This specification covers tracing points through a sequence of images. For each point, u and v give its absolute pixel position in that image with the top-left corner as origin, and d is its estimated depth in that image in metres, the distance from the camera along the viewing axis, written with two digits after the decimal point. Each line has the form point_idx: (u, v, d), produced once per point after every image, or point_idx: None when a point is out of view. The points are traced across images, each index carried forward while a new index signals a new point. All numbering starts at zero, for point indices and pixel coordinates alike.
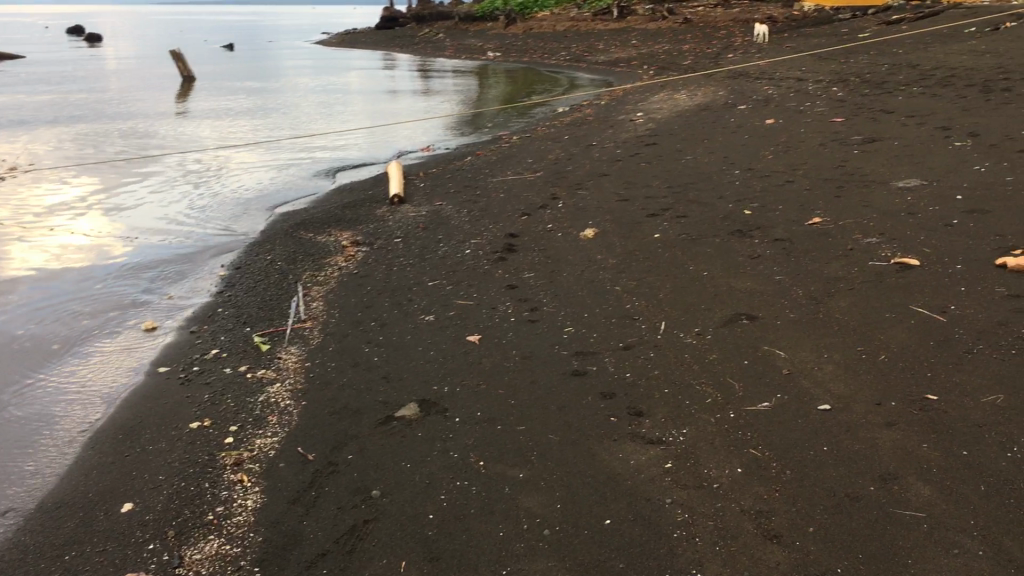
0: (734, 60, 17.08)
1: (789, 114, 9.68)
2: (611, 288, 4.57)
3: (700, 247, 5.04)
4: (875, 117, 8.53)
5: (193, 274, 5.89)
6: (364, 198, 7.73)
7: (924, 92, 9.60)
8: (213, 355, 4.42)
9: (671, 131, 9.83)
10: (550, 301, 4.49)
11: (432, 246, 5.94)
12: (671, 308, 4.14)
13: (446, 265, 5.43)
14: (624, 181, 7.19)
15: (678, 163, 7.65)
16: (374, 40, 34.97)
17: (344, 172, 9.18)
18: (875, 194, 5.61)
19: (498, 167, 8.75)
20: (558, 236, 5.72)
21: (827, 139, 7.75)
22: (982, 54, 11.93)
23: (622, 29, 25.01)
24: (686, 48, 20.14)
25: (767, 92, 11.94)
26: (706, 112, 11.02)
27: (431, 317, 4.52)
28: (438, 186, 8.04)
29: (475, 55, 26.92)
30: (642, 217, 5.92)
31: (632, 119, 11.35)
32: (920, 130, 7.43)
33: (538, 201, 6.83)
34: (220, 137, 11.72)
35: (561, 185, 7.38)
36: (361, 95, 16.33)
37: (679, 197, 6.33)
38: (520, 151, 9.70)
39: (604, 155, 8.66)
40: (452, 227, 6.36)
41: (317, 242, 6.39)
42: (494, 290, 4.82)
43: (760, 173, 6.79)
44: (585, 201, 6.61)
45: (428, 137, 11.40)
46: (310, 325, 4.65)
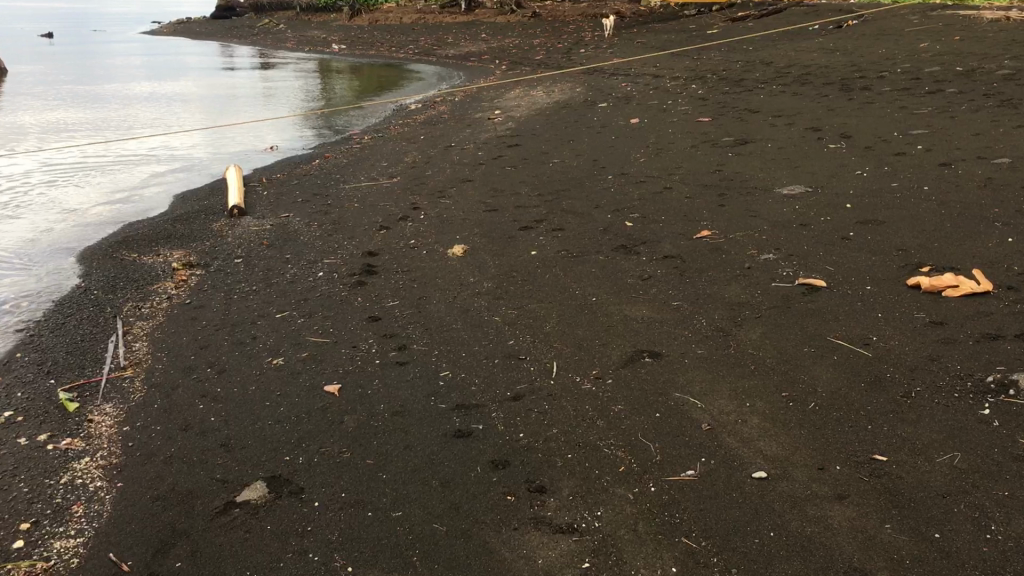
0: (586, 56, 16.87)
1: (652, 113, 9.40)
2: (489, 319, 4.01)
3: (583, 267, 4.56)
4: (740, 118, 8.32)
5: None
6: (200, 210, 6.88)
7: (783, 91, 9.53)
8: (5, 417, 3.53)
9: (533, 130, 9.39)
10: (419, 339, 3.88)
11: (279, 267, 5.22)
12: (561, 344, 3.62)
13: (296, 291, 4.74)
14: (490, 188, 6.65)
15: (546, 167, 7.18)
16: (211, 32, 33.14)
17: (176, 181, 8.24)
18: (760, 202, 5.29)
19: (350, 172, 8.05)
20: (423, 254, 5.12)
21: (697, 140, 7.47)
22: (831, 52, 12.08)
23: (471, 21, 24.54)
24: (538, 42, 19.86)
25: (626, 89, 11.71)
26: (566, 110, 10.64)
27: (280, 360, 3.83)
28: (284, 194, 7.28)
29: (320, 47, 25.84)
30: (514, 230, 5.40)
31: (489, 117, 10.84)
32: (789, 132, 7.24)
33: (397, 212, 6.20)
34: (36, 146, 10.49)
35: (422, 192, 6.78)
36: (199, 97, 15.21)
37: (552, 207, 5.84)
38: (374, 152, 9.03)
39: (465, 157, 8.12)
40: (302, 244, 5.65)
41: (142, 264, 5.54)
42: (354, 323, 4.16)
43: (635, 179, 6.40)
44: (450, 212, 6.04)
45: (274, 140, 10.59)
46: (131, 374, 3.86)
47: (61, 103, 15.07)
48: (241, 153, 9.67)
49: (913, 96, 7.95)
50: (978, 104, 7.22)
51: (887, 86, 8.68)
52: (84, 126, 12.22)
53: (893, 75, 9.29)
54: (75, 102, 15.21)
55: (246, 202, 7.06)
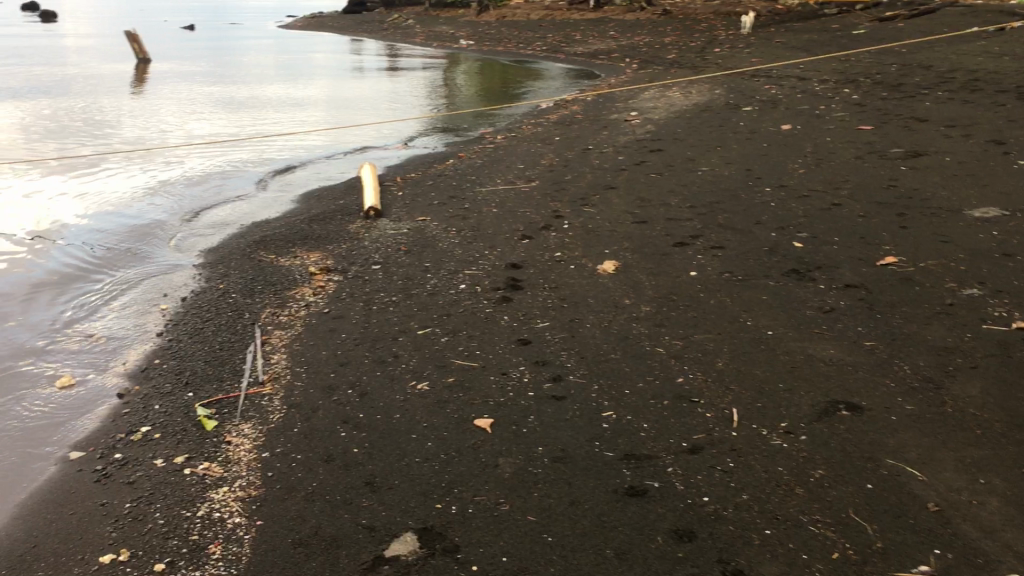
0: (722, 55, 16.23)
1: (804, 119, 8.81)
2: (652, 350, 3.63)
3: (752, 293, 4.13)
4: (906, 127, 7.67)
5: (122, 312, 4.81)
6: (336, 209, 6.73)
7: (950, 99, 8.79)
8: (142, 433, 3.34)
9: (674, 133, 8.94)
10: (576, 369, 3.54)
11: (419, 276, 4.97)
12: (739, 386, 3.22)
13: (438, 304, 4.47)
14: (636, 197, 6.26)
15: (695, 175, 6.74)
16: (341, 25, 33.63)
17: (310, 179, 8.15)
18: (949, 227, 4.74)
19: (485, 173, 7.78)
20: (571, 269, 4.77)
21: (860, 151, 6.90)
22: (998, 57, 11.18)
23: (599, 17, 24.09)
24: (670, 40, 19.27)
25: (770, 92, 11.10)
26: (706, 113, 10.13)
27: (425, 384, 3.55)
28: (420, 195, 7.07)
29: (446, 42, 25.85)
30: (668, 246, 5.00)
31: (626, 119, 10.41)
32: (968, 146, 6.60)
33: (539, 220, 5.88)
34: (175, 134, 10.62)
35: (564, 199, 6.44)
36: (329, 88, 15.25)
37: (707, 221, 5.41)
38: (508, 153, 8.75)
39: (604, 161, 7.75)
40: (441, 252, 5.40)
41: (279, 267, 5.38)
42: (502, 345, 3.86)
43: (797, 192, 5.90)
44: (596, 222, 5.68)
45: (405, 137, 10.46)
46: (270, 391, 3.64)
47: (198, 89, 15.32)
48: (373, 151, 9.55)
49: None
50: None
51: None
52: (219, 113, 12.33)
53: None
54: (210, 89, 15.44)
55: (381, 202, 6.87)
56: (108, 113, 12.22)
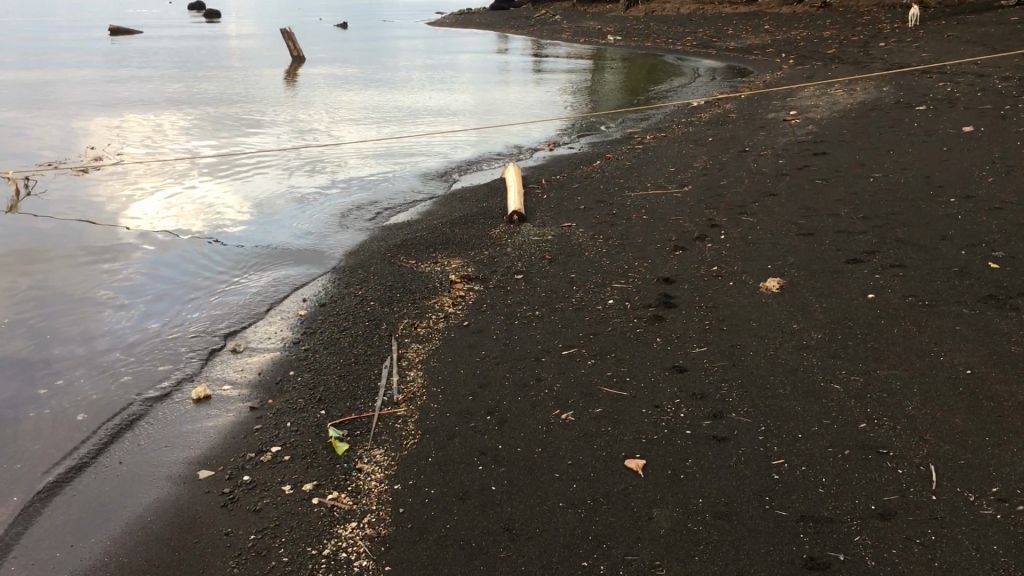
0: (887, 51, 15.24)
1: (987, 120, 8.01)
2: (828, 387, 3.21)
3: (941, 323, 3.64)
4: None
5: (258, 318, 4.74)
6: (479, 212, 6.53)
7: None
8: (272, 454, 3.19)
9: (838, 134, 8.33)
10: (739, 404, 3.16)
11: (564, 288, 4.68)
12: (936, 438, 2.77)
13: (584, 321, 4.17)
14: (800, 205, 5.76)
15: (865, 182, 6.18)
16: (489, 22, 33.75)
17: (453, 181, 7.99)
18: None
19: (634, 176, 7.42)
20: (730, 287, 4.38)
21: None
22: None
23: (753, 11, 23.19)
24: (830, 34, 18.28)
25: (945, 90, 10.25)
26: (874, 112, 9.41)
27: (570, 414, 3.26)
28: (564, 199, 6.79)
29: (593, 38, 25.49)
30: (839, 263, 4.52)
31: (784, 118, 9.81)
32: None
33: (693, 229, 5.49)
34: (323, 135, 10.72)
35: (719, 206, 6.02)
36: (476, 88, 15.18)
37: (883, 236, 4.89)
38: (658, 155, 8.36)
39: (762, 165, 7.26)
40: (588, 262, 5.09)
41: (419, 274, 5.20)
42: (655, 372, 3.52)
43: (987, 203, 5.28)
44: (756, 233, 5.24)
45: (552, 137, 10.20)
46: (405, 414, 3.43)
47: (349, 90, 15.56)
48: (518, 152, 9.34)
49: None
50: None
51: None
52: (368, 114, 12.43)
53: None
54: (360, 89, 15.64)
55: (525, 206, 6.63)
56: (263, 115, 12.51)
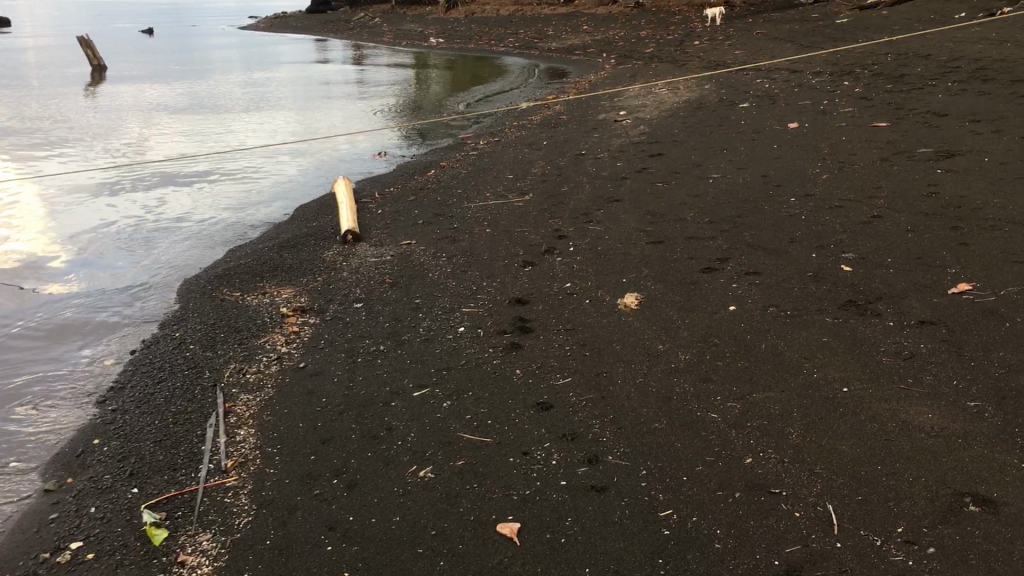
0: (703, 48, 15.64)
1: (809, 115, 8.18)
2: (705, 416, 2.98)
3: (807, 334, 3.49)
4: (926, 123, 7.07)
5: (48, 377, 4.10)
6: (309, 232, 6.05)
7: (964, 91, 8.21)
8: (72, 554, 2.68)
9: (671, 134, 8.32)
10: (614, 444, 2.88)
11: (409, 318, 4.30)
12: (827, 471, 2.57)
13: (435, 354, 3.81)
14: (645, 211, 5.61)
15: (706, 183, 6.12)
16: (306, 26, 32.72)
17: (279, 198, 7.44)
18: (1018, 243, 4.12)
19: (472, 185, 7.12)
20: (586, 306, 4.13)
21: (883, 152, 6.30)
22: (999, 45, 10.66)
23: (571, 11, 23.42)
24: (647, 32, 18.64)
25: (765, 86, 10.51)
26: (701, 110, 9.50)
27: (429, 470, 2.88)
28: (401, 213, 6.40)
29: (414, 40, 25.07)
30: (694, 273, 4.35)
31: (615, 119, 9.75)
32: (1004, 143, 6.01)
33: (539, 242, 5.23)
34: (133, 156, 9.89)
35: (564, 215, 5.79)
36: (299, 97, 14.51)
37: (733, 240, 4.78)
38: (494, 161, 8.09)
39: (601, 168, 7.12)
40: (432, 284, 4.74)
41: (246, 306, 4.69)
42: (518, 412, 3.19)
43: (826, 202, 5.27)
44: (606, 243, 5.04)
45: (382, 145, 9.75)
46: (236, 483, 2.97)
47: (161, 105, 14.56)
48: (347, 164, 8.86)
49: None
50: None
51: None
52: (182, 131, 11.60)
53: None
54: (174, 103, 14.68)
55: (358, 224, 6.20)
56: (65, 139, 11.48)
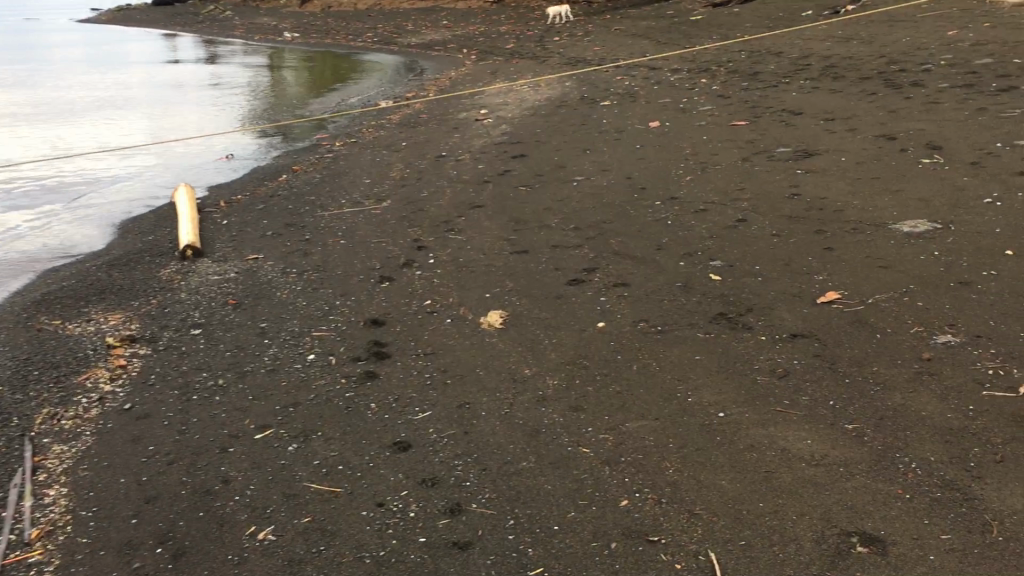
0: (563, 44, 15.59)
1: (669, 114, 8.15)
2: (576, 451, 2.75)
3: (678, 353, 3.31)
4: (782, 121, 7.12)
5: None
6: (146, 248, 5.55)
7: (816, 88, 8.35)
8: None
9: (533, 133, 8.14)
10: (477, 490, 2.62)
11: (253, 345, 3.92)
12: (707, 511, 2.37)
13: (281, 388, 3.45)
14: (508, 218, 5.38)
15: (570, 186, 5.95)
16: (151, 18, 31.11)
17: (114, 208, 6.85)
18: (881, 245, 4.08)
19: (326, 191, 6.72)
20: (447, 326, 3.85)
21: (744, 151, 6.28)
22: (845, 42, 10.98)
23: (430, 5, 23.04)
24: (507, 27, 18.49)
25: (625, 83, 10.48)
26: (563, 108, 9.37)
27: (269, 531, 2.54)
28: (249, 224, 5.96)
29: (267, 31, 24.11)
30: (560, 287, 4.14)
31: (476, 118, 9.50)
32: (858, 141, 6.07)
33: (397, 254, 4.92)
34: None
35: (424, 223, 5.50)
36: (141, 96, 13.63)
37: (598, 249, 4.60)
38: (350, 164, 7.72)
39: (462, 171, 6.86)
40: (280, 305, 4.36)
41: (67, 336, 4.19)
42: (372, 455, 2.88)
43: (691, 205, 5.16)
44: (468, 254, 4.78)
45: (230, 146, 9.18)
46: (41, 559, 2.55)
47: None
48: (191, 168, 8.27)
49: (987, 95, 6.84)
50: None
51: (945, 83, 7.57)
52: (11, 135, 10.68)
53: (942, 70, 8.20)
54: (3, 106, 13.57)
55: (201, 238, 5.73)
56: None
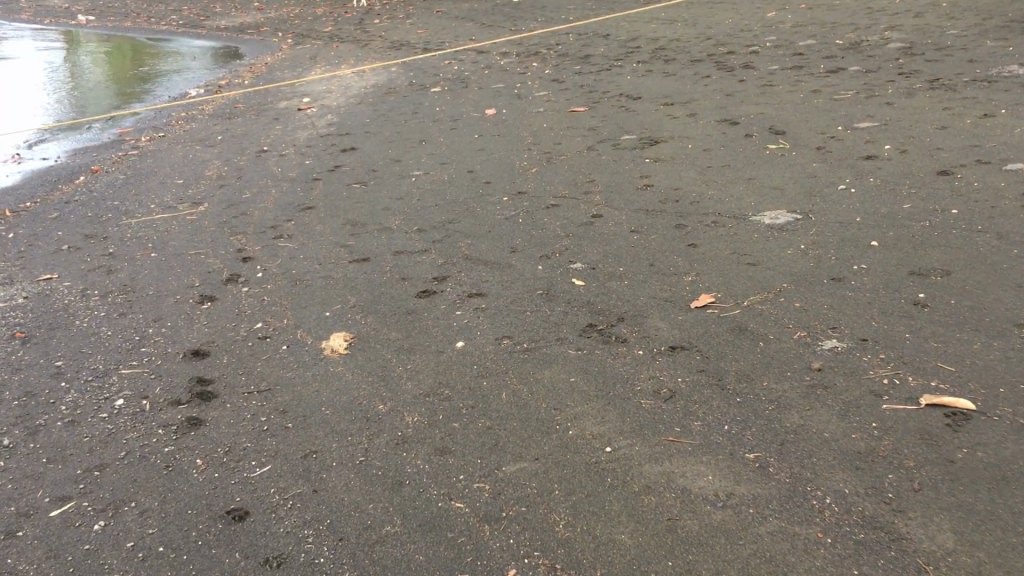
0: (385, 26, 15.00)
1: (504, 100, 7.82)
2: (449, 508, 2.35)
3: (551, 374, 2.97)
4: (622, 107, 6.93)
5: None
6: None
7: (649, 72, 8.24)
8: None
9: (363, 123, 7.63)
10: (334, 568, 2.18)
11: (47, 390, 3.28)
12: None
13: (85, 446, 2.86)
14: (343, 220, 4.89)
15: (409, 182, 5.52)
16: None
17: None
18: (745, 240, 3.89)
19: (132, 194, 5.99)
20: (283, 354, 3.36)
21: (588, 140, 6.04)
22: (670, 23, 11.02)
23: None
24: (324, 9, 17.68)
25: (455, 68, 10.09)
26: (391, 96, 8.88)
27: None
28: (42, 237, 5.19)
29: (55, 7, 22.04)
30: (408, 300, 3.71)
31: (298, 107, 8.85)
32: (701, 127, 5.94)
33: (220, 268, 4.35)
34: None
35: (248, 229, 4.93)
36: None
37: (448, 254, 4.21)
38: (161, 161, 6.96)
39: (287, 167, 6.29)
40: (82, 336, 3.72)
41: None
42: (200, 529, 2.38)
43: (541, 200, 4.85)
44: (302, 265, 4.28)
45: (18, 143, 8.13)
46: None
47: None
48: None
49: (817, 77, 6.89)
50: (905, 86, 6.23)
51: (774, 66, 7.62)
52: None
53: (768, 52, 8.27)
54: None
55: None
56: None
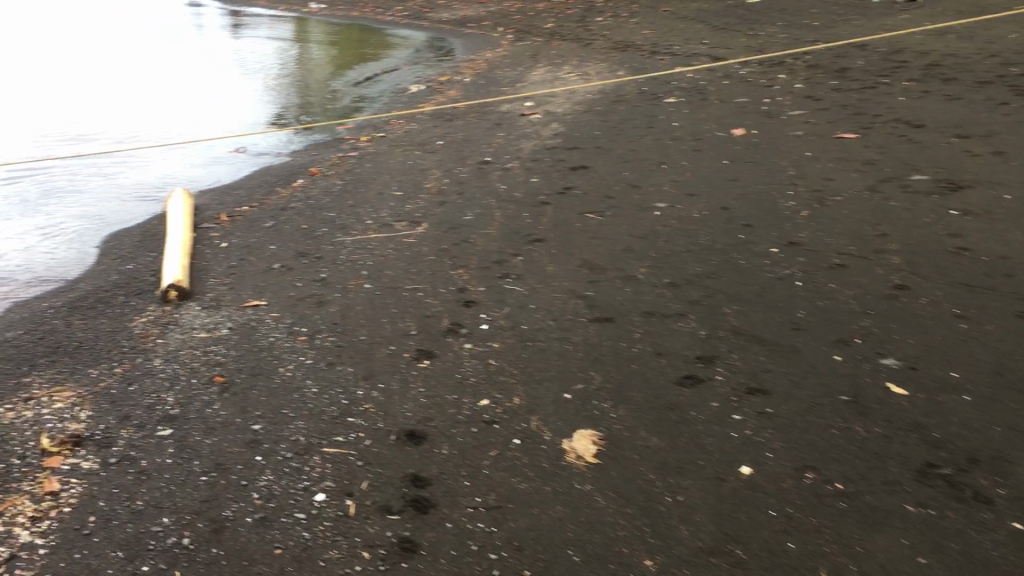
0: (608, 24, 14.26)
1: (752, 118, 6.91)
2: None
3: (886, 546, 2.14)
4: (901, 135, 5.88)
5: None
6: (126, 284, 4.41)
7: (927, 92, 7.07)
8: None
9: (592, 136, 6.95)
10: None
11: (240, 467, 2.74)
12: None
13: (277, 565, 2.29)
14: (580, 261, 4.19)
15: (653, 217, 4.75)
16: None
17: (100, 221, 5.71)
18: None
19: (350, 206, 5.55)
20: (516, 451, 2.68)
21: (868, 176, 5.05)
22: (940, 35, 9.64)
23: None
24: (545, 4, 17.15)
25: (690, 76, 9.22)
26: (621, 105, 8.14)
27: None
28: (255, 250, 4.82)
29: None
30: (670, 389, 2.96)
31: (522, 112, 8.28)
32: (1017, 171, 4.83)
33: (439, 312, 3.76)
34: None
35: (472, 261, 4.34)
36: (148, 62, 12.33)
37: (713, 322, 3.42)
38: (380, 167, 6.55)
39: (512, 185, 5.68)
40: (283, 391, 3.18)
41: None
42: None
43: (823, 256, 3.96)
44: (534, 318, 3.61)
45: (244, 137, 7.98)
46: None
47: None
48: (195, 167, 7.08)
49: None
50: None
51: None
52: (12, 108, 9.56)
53: None
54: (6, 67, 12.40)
55: (193, 269, 4.58)
56: None
